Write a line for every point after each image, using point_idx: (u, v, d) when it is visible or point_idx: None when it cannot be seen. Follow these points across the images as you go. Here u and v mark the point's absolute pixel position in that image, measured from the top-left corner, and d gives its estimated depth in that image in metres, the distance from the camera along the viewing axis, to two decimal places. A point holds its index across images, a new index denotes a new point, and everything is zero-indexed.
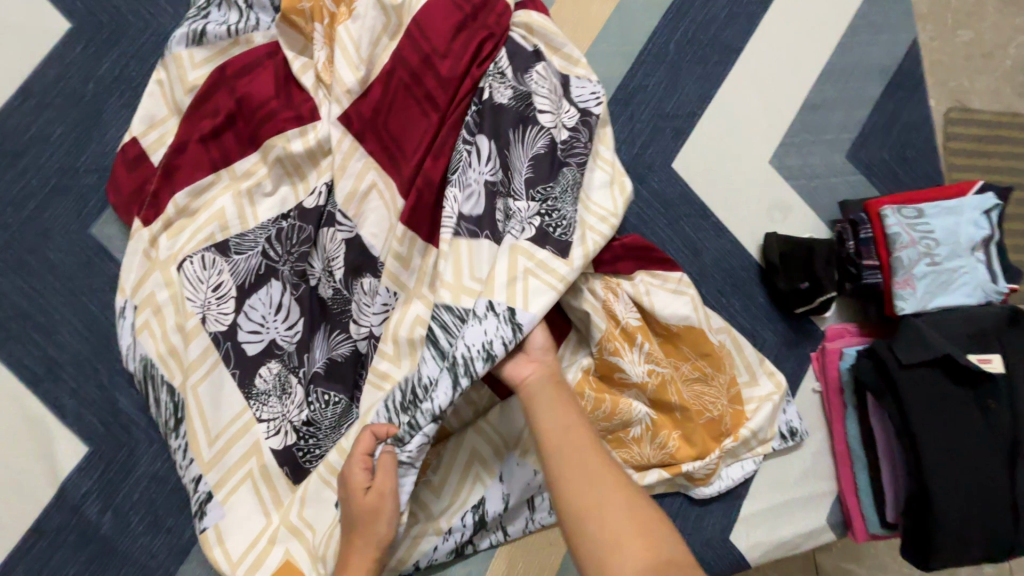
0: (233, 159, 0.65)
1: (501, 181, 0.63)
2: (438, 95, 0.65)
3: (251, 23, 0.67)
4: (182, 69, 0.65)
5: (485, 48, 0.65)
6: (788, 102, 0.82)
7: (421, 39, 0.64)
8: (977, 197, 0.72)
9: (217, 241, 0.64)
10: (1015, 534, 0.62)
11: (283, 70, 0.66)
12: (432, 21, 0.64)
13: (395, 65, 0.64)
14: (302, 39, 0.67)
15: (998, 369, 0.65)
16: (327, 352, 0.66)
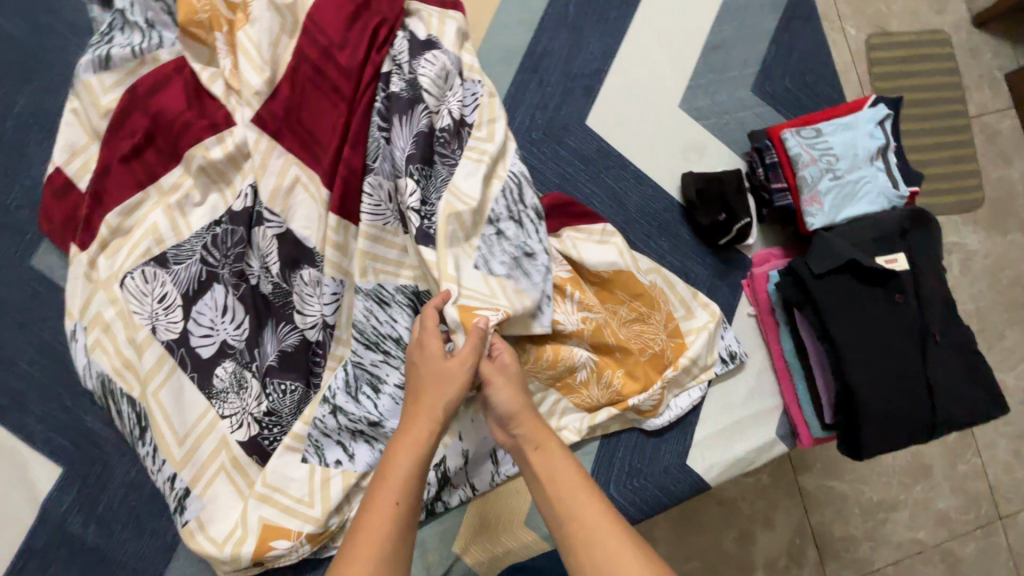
0: (157, 175, 0.68)
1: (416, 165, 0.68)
2: (345, 84, 0.69)
3: (155, 42, 0.68)
4: (94, 95, 0.67)
5: (381, 34, 0.70)
6: (690, 46, 0.85)
7: (318, 34, 0.68)
8: (870, 110, 0.77)
9: (155, 255, 0.67)
10: (932, 411, 0.68)
11: (193, 83, 0.68)
12: (324, 15, 0.68)
13: (297, 62, 0.68)
14: (205, 50, 0.69)
15: (903, 268, 0.71)
16: (277, 345, 0.69)
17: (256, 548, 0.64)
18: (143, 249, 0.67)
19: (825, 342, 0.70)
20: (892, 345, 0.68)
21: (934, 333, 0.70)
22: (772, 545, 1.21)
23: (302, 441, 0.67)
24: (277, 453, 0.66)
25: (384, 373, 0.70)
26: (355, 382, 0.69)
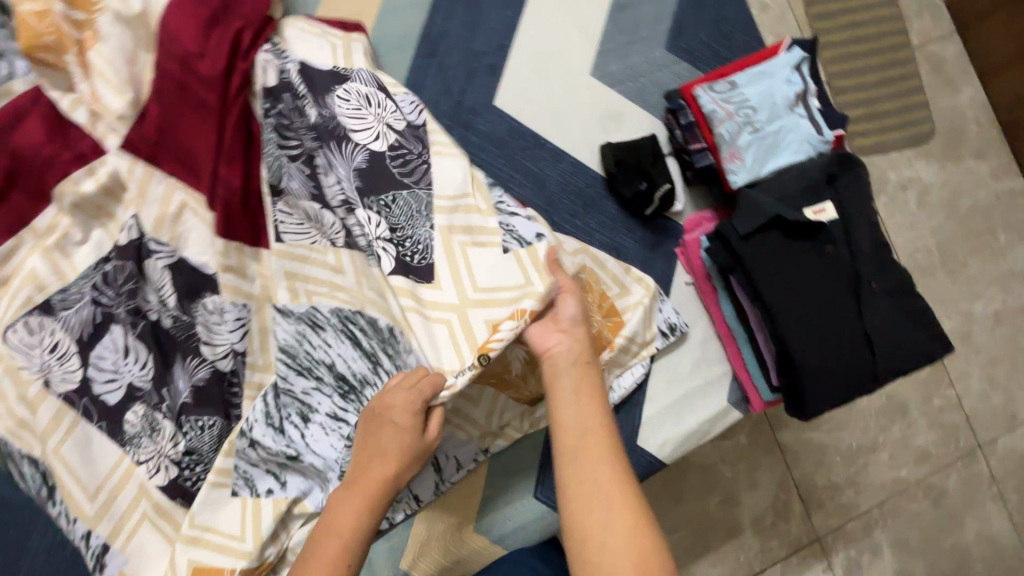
0: (29, 218, 0.63)
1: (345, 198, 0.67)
2: (212, 97, 0.64)
3: (4, 72, 0.61)
4: None
5: (244, 38, 0.66)
6: (595, 9, 0.81)
7: (173, 44, 0.63)
8: (785, 55, 0.73)
9: (37, 303, 0.63)
10: (874, 362, 0.66)
11: (52, 113, 0.62)
12: (177, 22, 0.63)
13: (158, 78, 0.63)
14: (63, 76, 0.64)
15: (833, 217, 0.69)
16: (189, 381, 0.66)
17: None
18: (24, 297, 0.62)
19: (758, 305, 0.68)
20: (827, 300, 0.66)
21: (869, 281, 0.68)
22: (758, 506, 1.17)
23: (228, 475, 0.64)
24: (202, 492, 0.63)
25: (315, 401, 0.67)
26: (287, 415, 0.66)
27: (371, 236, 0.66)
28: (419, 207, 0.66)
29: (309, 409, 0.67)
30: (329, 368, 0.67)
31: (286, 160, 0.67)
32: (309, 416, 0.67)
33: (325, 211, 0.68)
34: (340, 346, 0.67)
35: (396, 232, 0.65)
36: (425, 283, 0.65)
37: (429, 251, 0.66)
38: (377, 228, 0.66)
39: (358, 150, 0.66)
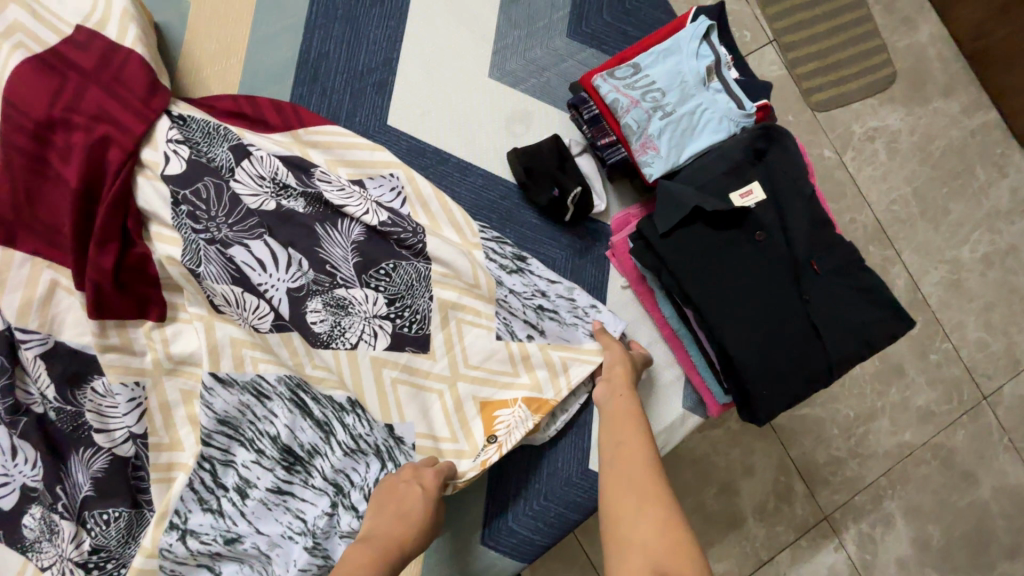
0: None
1: (309, 280, 0.61)
2: (71, 170, 0.58)
3: None
4: None
5: (108, 104, 0.59)
6: (484, 5, 0.74)
7: (21, 115, 0.56)
8: (691, 26, 0.66)
9: None
10: (825, 351, 0.61)
11: None
12: (27, 94, 0.56)
13: (7, 154, 0.56)
14: None
15: (761, 199, 0.63)
16: (87, 473, 0.61)
17: None
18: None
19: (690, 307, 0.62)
20: (764, 291, 0.60)
21: (808, 263, 0.62)
22: (756, 494, 1.08)
23: (153, 574, 0.59)
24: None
25: (253, 475, 0.63)
26: (228, 491, 0.62)
27: (355, 308, 0.62)
28: (422, 277, 0.64)
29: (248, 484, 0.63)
30: (273, 440, 0.63)
31: (204, 244, 0.59)
32: (246, 489, 0.63)
33: (248, 295, 0.60)
34: (281, 419, 0.63)
35: (393, 303, 0.63)
36: (422, 354, 0.64)
37: (428, 321, 0.64)
38: (364, 299, 0.62)
39: (354, 225, 0.62)
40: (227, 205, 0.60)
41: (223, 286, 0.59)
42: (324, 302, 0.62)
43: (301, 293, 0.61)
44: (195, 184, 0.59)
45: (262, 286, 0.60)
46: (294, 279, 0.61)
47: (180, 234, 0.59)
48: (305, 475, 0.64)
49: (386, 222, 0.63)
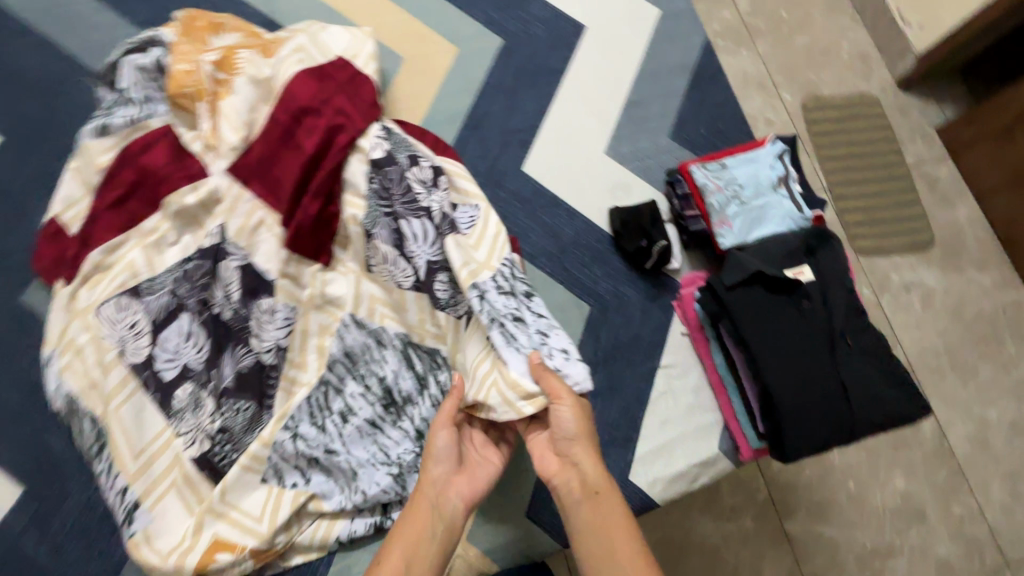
0: (139, 220, 0.78)
1: (441, 261, 0.79)
2: (307, 143, 0.79)
3: (149, 112, 0.80)
4: (92, 156, 0.78)
5: (342, 105, 0.81)
6: (612, 103, 0.98)
7: (288, 102, 0.80)
8: (770, 146, 0.88)
9: (129, 287, 0.75)
10: (850, 409, 0.73)
11: (176, 144, 0.80)
12: (298, 89, 0.80)
13: (270, 125, 0.79)
14: (191, 117, 0.82)
15: (811, 279, 0.78)
16: (234, 367, 0.75)
17: (201, 562, 0.67)
18: (119, 281, 0.75)
19: (743, 349, 0.76)
20: (805, 347, 0.74)
21: (843, 336, 0.76)
22: None
23: (262, 462, 0.71)
24: (234, 472, 0.69)
25: (357, 406, 0.76)
26: (334, 415, 0.75)
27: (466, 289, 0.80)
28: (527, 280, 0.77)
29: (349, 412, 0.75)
30: (379, 380, 0.77)
31: (382, 215, 0.80)
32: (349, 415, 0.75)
33: (402, 258, 0.79)
34: (391, 365, 0.77)
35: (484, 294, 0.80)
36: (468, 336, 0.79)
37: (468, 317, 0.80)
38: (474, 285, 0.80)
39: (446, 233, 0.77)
40: (402, 192, 0.79)
41: (385, 248, 0.80)
42: (448, 278, 0.79)
43: (436, 266, 0.79)
44: (385, 172, 0.80)
45: (410, 252, 0.79)
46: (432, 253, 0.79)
47: (366, 204, 0.80)
48: (394, 416, 0.76)
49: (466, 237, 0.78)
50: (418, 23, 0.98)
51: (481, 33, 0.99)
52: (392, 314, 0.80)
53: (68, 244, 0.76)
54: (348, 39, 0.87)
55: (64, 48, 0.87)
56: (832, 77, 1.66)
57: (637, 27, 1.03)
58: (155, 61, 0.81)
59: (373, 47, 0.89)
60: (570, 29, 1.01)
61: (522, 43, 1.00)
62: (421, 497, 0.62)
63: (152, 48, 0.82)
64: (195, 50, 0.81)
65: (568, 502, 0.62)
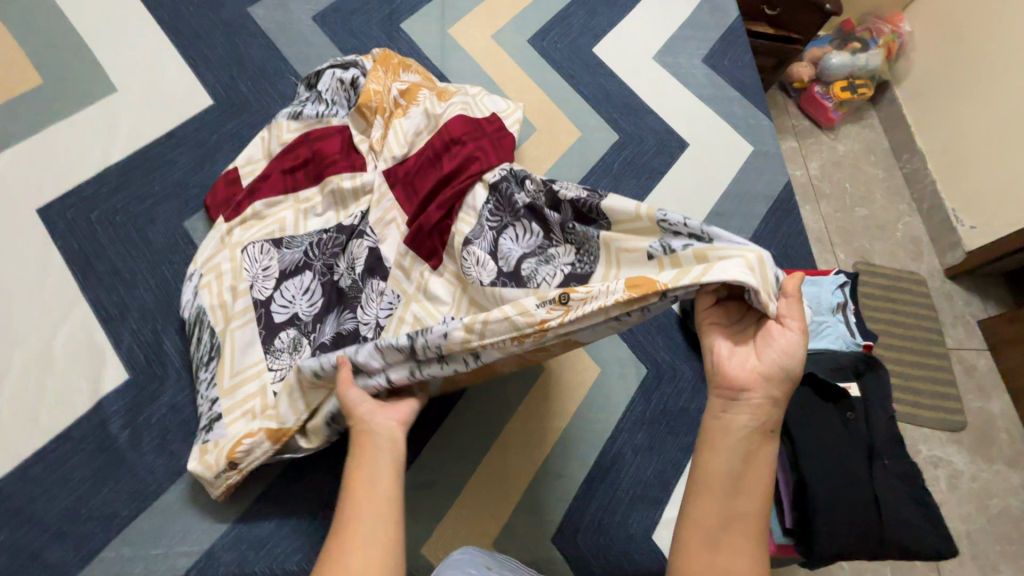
0: (299, 189, 0.93)
1: (537, 250, 0.74)
2: (448, 164, 0.88)
3: (333, 112, 0.99)
4: (280, 131, 0.97)
5: (483, 144, 0.91)
6: (699, 209, 1.13)
7: (445, 131, 0.92)
8: (833, 276, 0.99)
9: (274, 237, 0.88)
10: (879, 523, 0.77)
11: (348, 141, 0.97)
12: (455, 126, 0.93)
13: (427, 146, 0.93)
14: (365, 125, 0.99)
15: (856, 394, 0.86)
16: (334, 328, 0.81)
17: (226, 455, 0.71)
18: (269, 230, 0.89)
19: (784, 439, 0.82)
20: (844, 451, 0.80)
21: (881, 455, 0.81)
22: None
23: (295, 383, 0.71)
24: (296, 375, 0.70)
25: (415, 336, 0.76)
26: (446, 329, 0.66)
27: (554, 263, 0.72)
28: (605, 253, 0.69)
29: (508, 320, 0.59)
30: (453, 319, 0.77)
31: (486, 227, 0.79)
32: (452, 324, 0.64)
33: (493, 257, 0.75)
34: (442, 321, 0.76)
35: (577, 265, 0.70)
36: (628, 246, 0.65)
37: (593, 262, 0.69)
38: (562, 256, 0.72)
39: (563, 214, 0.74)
40: (508, 205, 0.80)
41: (509, 246, 0.76)
42: (535, 261, 0.73)
43: (558, 250, 0.73)
44: (500, 193, 0.81)
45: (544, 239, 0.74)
46: (567, 235, 0.73)
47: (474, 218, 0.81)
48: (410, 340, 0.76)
49: (580, 216, 0.73)
50: (554, 107, 1.18)
51: (602, 126, 1.19)
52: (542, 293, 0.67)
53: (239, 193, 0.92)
54: (503, 104, 1.05)
55: (281, 53, 1.10)
56: (884, 251, 1.86)
57: (733, 155, 1.20)
58: (351, 76, 1.00)
59: (519, 116, 1.06)
60: (675, 142, 1.20)
61: (634, 143, 1.18)
62: (357, 433, 0.63)
63: (351, 68, 1.02)
64: (386, 81, 1.00)
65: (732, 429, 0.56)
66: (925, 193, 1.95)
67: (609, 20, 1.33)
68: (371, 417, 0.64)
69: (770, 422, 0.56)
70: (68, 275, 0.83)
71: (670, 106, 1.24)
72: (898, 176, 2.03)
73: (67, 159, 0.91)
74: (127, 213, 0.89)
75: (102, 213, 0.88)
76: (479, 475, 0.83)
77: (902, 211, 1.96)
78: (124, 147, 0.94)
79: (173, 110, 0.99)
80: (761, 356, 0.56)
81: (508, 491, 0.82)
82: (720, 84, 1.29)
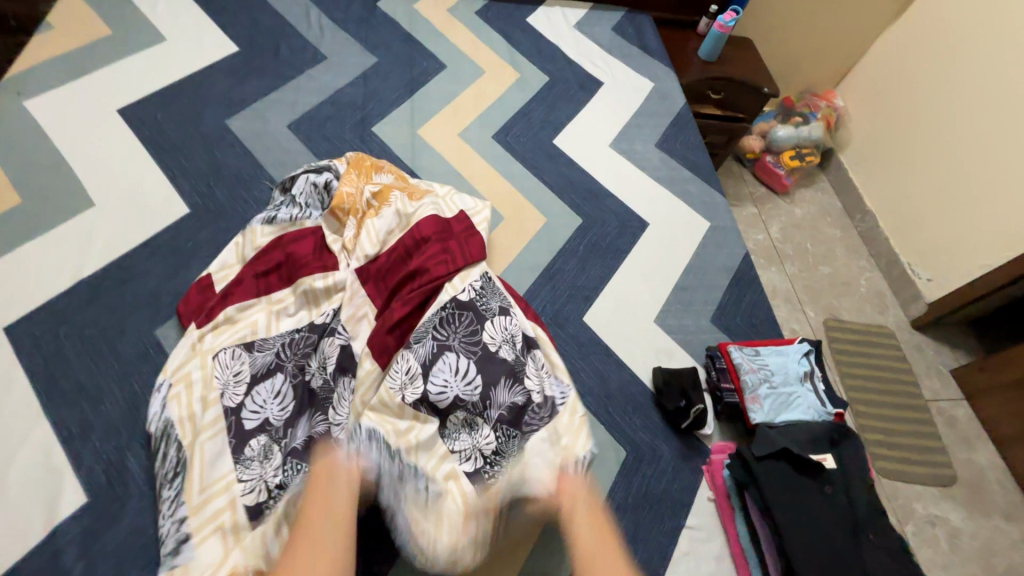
0: (272, 291, 0.95)
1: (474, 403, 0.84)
2: (417, 262, 0.95)
3: (306, 215, 1.04)
4: (254, 236, 0.99)
5: (450, 244, 0.98)
6: (664, 283, 1.17)
7: (415, 230, 0.99)
8: (797, 345, 1.03)
9: (245, 340, 0.89)
10: None
11: (321, 242, 1.01)
12: (424, 225, 0.99)
13: (398, 244, 0.98)
14: (338, 224, 1.04)
15: (833, 466, 0.87)
16: (307, 431, 0.83)
17: None
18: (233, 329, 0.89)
19: (769, 519, 0.81)
20: (828, 529, 0.80)
21: (865, 528, 0.82)
22: None
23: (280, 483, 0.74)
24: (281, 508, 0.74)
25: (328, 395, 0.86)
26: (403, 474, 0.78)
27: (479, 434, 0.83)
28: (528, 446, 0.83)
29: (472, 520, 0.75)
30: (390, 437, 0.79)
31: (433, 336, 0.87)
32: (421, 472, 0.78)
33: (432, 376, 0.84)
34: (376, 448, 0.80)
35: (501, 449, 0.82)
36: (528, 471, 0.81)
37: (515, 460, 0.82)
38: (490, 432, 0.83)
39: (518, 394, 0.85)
40: (467, 330, 0.89)
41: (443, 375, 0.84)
42: (462, 417, 0.84)
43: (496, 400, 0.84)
44: (460, 313, 0.90)
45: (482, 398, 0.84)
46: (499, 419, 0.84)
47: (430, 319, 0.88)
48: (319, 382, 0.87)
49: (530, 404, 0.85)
50: (519, 195, 1.25)
51: (566, 211, 1.25)
52: (461, 491, 0.78)
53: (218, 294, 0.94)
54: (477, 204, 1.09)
55: (258, 161, 1.16)
56: (852, 307, 1.93)
57: (691, 231, 1.27)
58: (325, 180, 1.05)
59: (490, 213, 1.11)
60: (637, 223, 1.26)
61: (598, 225, 1.24)
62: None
63: (325, 171, 1.07)
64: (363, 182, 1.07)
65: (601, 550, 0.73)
66: (882, 249, 2.05)
67: (566, 114, 1.44)
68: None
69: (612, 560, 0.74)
70: (32, 394, 0.81)
71: (629, 189, 1.32)
72: (854, 234, 2.14)
73: (39, 275, 0.92)
74: (97, 326, 0.89)
75: (71, 327, 0.88)
76: None
77: (863, 267, 2.05)
78: (98, 259, 0.96)
79: (150, 220, 1.02)
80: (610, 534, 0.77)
81: None
82: (673, 167, 1.39)
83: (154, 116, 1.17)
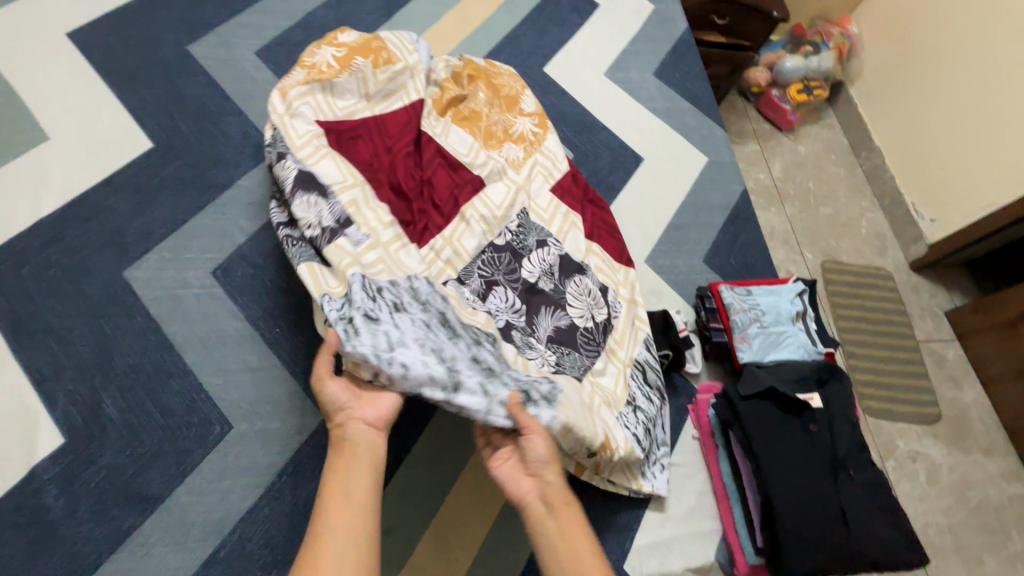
0: (303, 150, 0.82)
1: (523, 326, 0.87)
2: (440, 184, 0.96)
3: (330, 105, 0.90)
4: (292, 137, 0.83)
5: (470, 194, 0.97)
6: (656, 222, 1.13)
7: (444, 169, 0.98)
8: (792, 284, 1.01)
9: (319, 194, 0.79)
10: (847, 539, 0.77)
11: (340, 143, 0.88)
12: (453, 164, 0.99)
13: (435, 184, 0.95)
14: (350, 110, 0.93)
15: (818, 405, 0.86)
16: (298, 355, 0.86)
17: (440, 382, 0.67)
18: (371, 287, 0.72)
19: (749, 454, 0.82)
20: (809, 466, 0.80)
21: (846, 466, 0.82)
22: None
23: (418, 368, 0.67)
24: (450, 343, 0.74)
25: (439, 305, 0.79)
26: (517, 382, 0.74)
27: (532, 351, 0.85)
28: (581, 368, 0.86)
29: (581, 432, 0.74)
30: (489, 343, 0.80)
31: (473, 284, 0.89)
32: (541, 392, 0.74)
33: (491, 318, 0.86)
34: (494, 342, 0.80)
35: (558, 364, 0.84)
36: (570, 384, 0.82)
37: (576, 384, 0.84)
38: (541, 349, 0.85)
39: (566, 318, 0.90)
40: (508, 268, 0.92)
41: (496, 308, 0.87)
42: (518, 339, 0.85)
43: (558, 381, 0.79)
44: (499, 254, 0.93)
45: (530, 325, 0.88)
46: (550, 342, 0.87)
47: (470, 259, 0.91)
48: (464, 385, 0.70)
49: (584, 334, 0.89)
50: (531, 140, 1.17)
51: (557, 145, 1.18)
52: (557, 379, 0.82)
53: (285, 160, 0.80)
54: (506, 84, 1.14)
55: (224, 91, 1.08)
56: (851, 249, 1.89)
57: (687, 167, 1.21)
58: (341, 88, 0.92)
59: (538, 109, 1.17)
60: (630, 158, 1.20)
61: (590, 160, 1.18)
62: (336, 441, 0.66)
63: (350, 75, 0.93)
64: (379, 81, 0.96)
65: (542, 517, 0.66)
66: (885, 189, 1.99)
67: (559, 38, 1.33)
68: (349, 425, 0.66)
69: (554, 496, 0.67)
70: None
71: (624, 120, 1.25)
72: (858, 173, 2.07)
73: None
74: (61, 266, 0.85)
75: (34, 268, 0.84)
76: (446, 508, 0.80)
77: (865, 208, 1.99)
78: (58, 195, 0.91)
79: (111, 154, 0.96)
80: (526, 467, 0.69)
81: (472, 519, 0.80)
82: (671, 97, 1.30)
83: (107, 40, 1.07)
